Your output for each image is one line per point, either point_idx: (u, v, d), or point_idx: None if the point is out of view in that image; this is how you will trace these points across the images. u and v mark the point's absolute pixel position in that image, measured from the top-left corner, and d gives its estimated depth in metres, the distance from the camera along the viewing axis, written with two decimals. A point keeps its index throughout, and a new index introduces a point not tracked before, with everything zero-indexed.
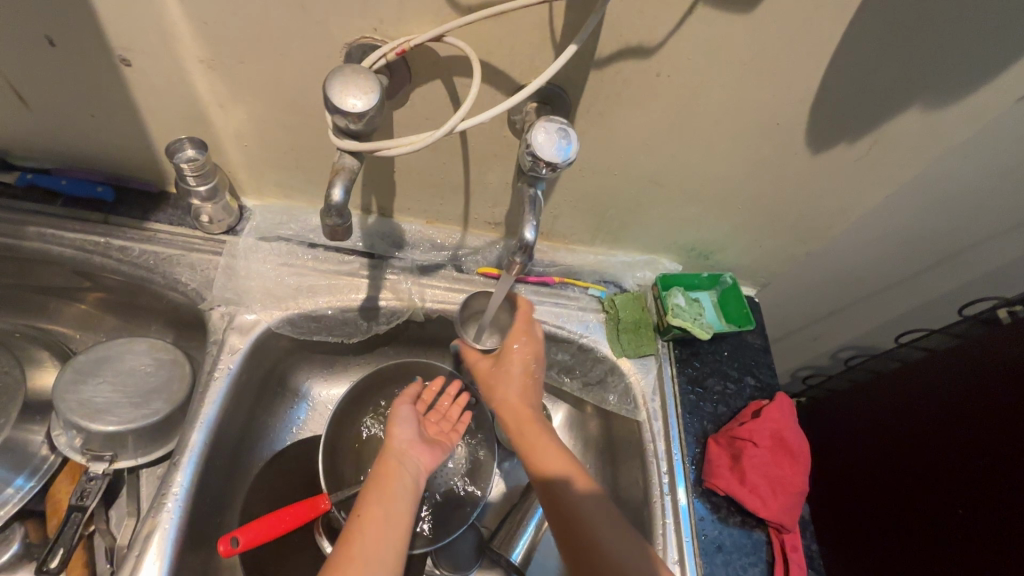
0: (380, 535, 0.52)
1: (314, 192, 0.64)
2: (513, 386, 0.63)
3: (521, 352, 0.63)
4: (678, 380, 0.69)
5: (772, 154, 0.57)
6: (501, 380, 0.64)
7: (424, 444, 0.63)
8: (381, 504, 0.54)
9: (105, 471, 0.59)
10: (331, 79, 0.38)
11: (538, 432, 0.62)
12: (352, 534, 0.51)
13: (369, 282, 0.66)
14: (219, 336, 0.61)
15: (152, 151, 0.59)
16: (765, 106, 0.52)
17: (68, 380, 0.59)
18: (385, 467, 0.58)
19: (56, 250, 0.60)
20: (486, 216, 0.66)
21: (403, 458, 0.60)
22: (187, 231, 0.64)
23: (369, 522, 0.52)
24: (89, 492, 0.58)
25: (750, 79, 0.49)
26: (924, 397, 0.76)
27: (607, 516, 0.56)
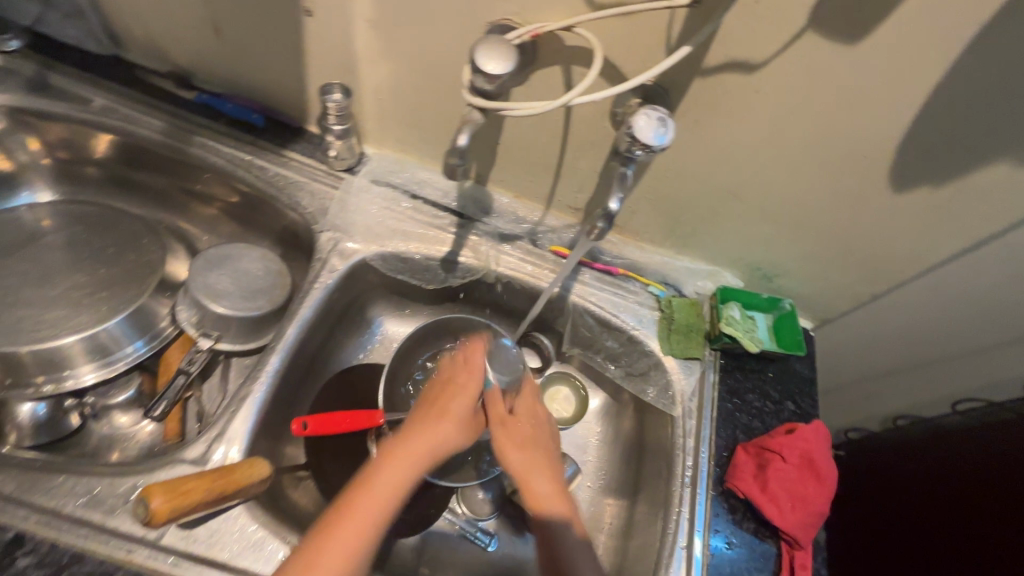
0: (366, 541, 0.50)
1: (425, 150, 0.73)
2: (527, 454, 0.62)
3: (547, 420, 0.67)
4: (718, 387, 0.72)
5: (852, 187, 0.60)
6: (518, 440, 0.62)
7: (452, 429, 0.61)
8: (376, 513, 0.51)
9: (209, 348, 0.70)
10: (478, 45, 0.46)
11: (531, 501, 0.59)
12: (337, 541, 0.48)
13: (454, 239, 0.74)
14: (323, 256, 0.69)
15: (303, 91, 0.70)
16: (852, 138, 0.55)
17: (199, 266, 0.70)
18: (389, 476, 0.53)
19: (210, 159, 0.71)
20: (569, 200, 0.73)
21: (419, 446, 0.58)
22: (314, 163, 0.74)
23: (358, 531, 0.49)
24: (195, 361, 0.69)
25: (842, 108, 0.53)
26: (949, 466, 0.74)
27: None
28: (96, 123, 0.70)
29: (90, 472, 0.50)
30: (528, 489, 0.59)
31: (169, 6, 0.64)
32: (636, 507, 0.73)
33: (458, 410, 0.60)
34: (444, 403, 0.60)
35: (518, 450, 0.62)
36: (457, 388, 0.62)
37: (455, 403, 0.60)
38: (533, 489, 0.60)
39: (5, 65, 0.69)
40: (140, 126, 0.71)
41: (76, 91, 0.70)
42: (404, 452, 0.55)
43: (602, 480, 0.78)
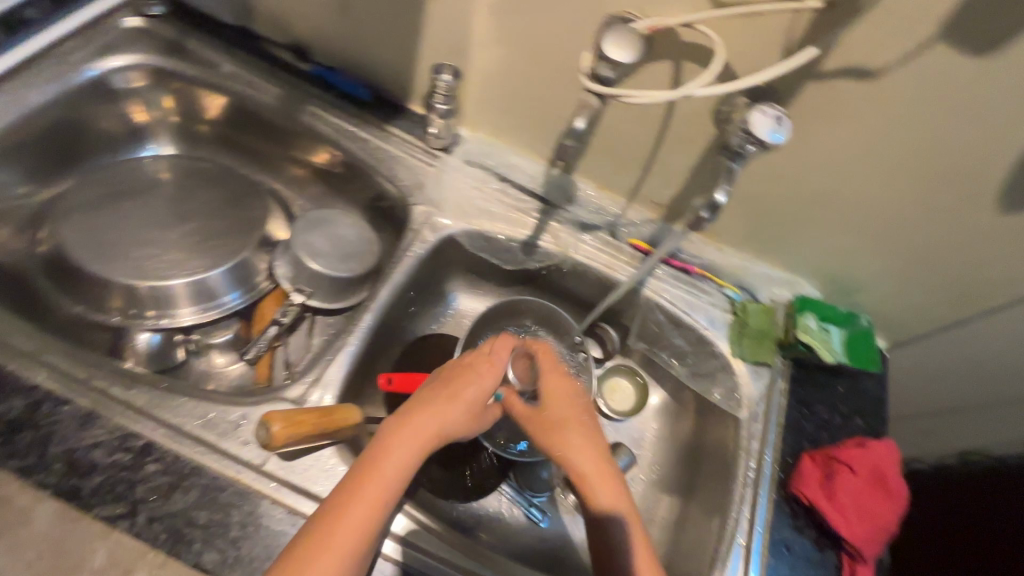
0: (369, 530, 0.46)
1: (519, 136, 0.75)
2: (570, 436, 0.59)
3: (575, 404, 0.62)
4: (786, 395, 0.73)
5: (954, 204, 0.59)
6: (555, 425, 0.60)
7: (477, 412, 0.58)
8: (379, 510, 0.47)
9: (300, 303, 0.74)
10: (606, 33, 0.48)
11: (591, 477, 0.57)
12: (335, 541, 0.45)
13: (536, 223, 0.77)
14: (416, 227, 0.73)
15: (412, 70, 0.74)
16: (964, 154, 0.55)
17: (300, 226, 0.75)
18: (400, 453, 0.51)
19: (319, 127, 0.76)
20: (654, 196, 0.74)
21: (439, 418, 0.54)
22: (412, 139, 0.78)
23: (363, 512, 0.46)
24: (287, 313, 0.74)
25: (958, 122, 0.52)
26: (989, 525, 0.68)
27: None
28: (222, 86, 0.76)
29: (208, 398, 0.55)
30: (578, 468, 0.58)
31: None
32: (691, 503, 0.73)
33: (467, 395, 0.56)
34: (456, 386, 0.57)
35: (551, 431, 0.60)
36: (477, 364, 0.60)
37: (484, 379, 0.58)
38: (576, 467, 0.58)
39: (148, 27, 0.76)
40: (259, 92, 0.76)
41: (207, 55, 0.76)
42: (400, 442, 0.51)
43: (657, 475, 0.79)
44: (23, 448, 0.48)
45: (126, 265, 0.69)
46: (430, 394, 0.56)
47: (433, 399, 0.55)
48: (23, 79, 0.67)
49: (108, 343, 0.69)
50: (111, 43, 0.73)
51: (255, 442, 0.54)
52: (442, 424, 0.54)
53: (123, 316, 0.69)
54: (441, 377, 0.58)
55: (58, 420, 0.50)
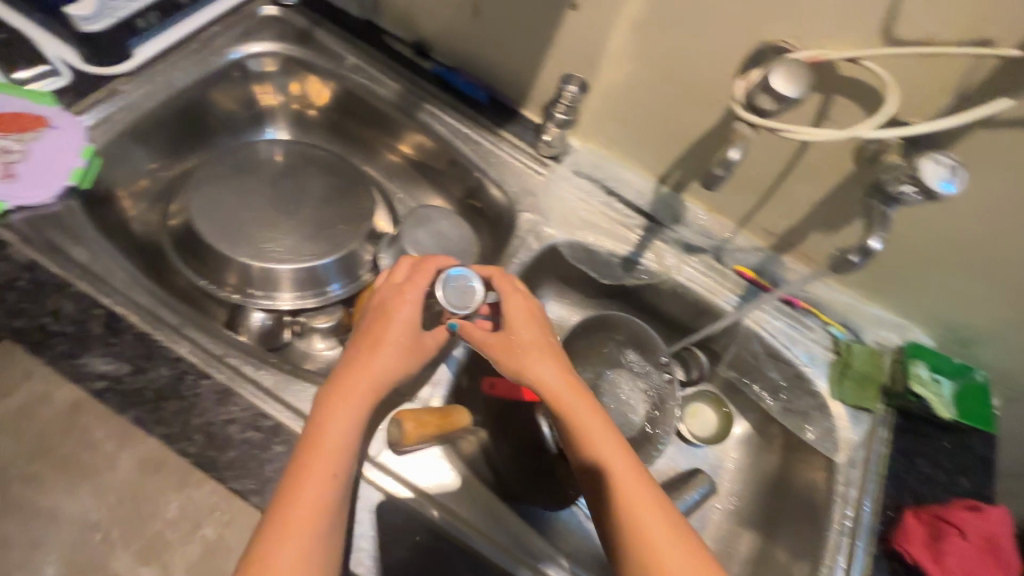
0: (333, 492, 0.46)
1: (633, 151, 0.74)
2: (535, 355, 0.56)
3: (516, 318, 0.59)
4: (889, 444, 0.70)
5: None
6: (518, 347, 0.56)
7: (407, 349, 0.56)
8: (332, 473, 0.47)
9: None
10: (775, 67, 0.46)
11: (569, 398, 0.54)
12: (295, 514, 0.44)
13: (640, 240, 0.76)
14: (523, 235, 0.74)
15: (533, 77, 0.74)
16: None
17: (410, 222, 0.77)
18: (344, 411, 0.50)
19: (434, 126, 0.78)
20: (768, 224, 0.72)
21: (371, 363, 0.53)
22: (523, 145, 0.78)
23: (320, 476, 0.46)
24: None
25: None
26: None
27: (680, 538, 0.47)
28: (346, 78, 0.78)
29: None
30: (546, 386, 0.54)
31: None
32: (773, 542, 0.72)
33: (390, 338, 0.55)
34: (378, 337, 0.55)
35: (514, 350, 0.56)
36: (391, 302, 0.58)
37: (401, 315, 0.57)
38: (546, 385, 0.54)
39: (282, 16, 0.78)
40: (381, 87, 0.78)
41: (333, 47, 0.78)
42: (331, 403, 0.50)
43: (734, 507, 0.78)
44: (170, 416, 0.51)
45: (245, 245, 0.72)
46: (354, 354, 0.54)
47: (360, 352, 0.54)
48: (172, 60, 0.70)
49: (226, 318, 0.72)
50: (249, 30, 0.76)
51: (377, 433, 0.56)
52: (378, 367, 0.53)
53: (241, 295, 0.72)
54: (360, 335, 0.56)
55: (198, 393, 0.53)
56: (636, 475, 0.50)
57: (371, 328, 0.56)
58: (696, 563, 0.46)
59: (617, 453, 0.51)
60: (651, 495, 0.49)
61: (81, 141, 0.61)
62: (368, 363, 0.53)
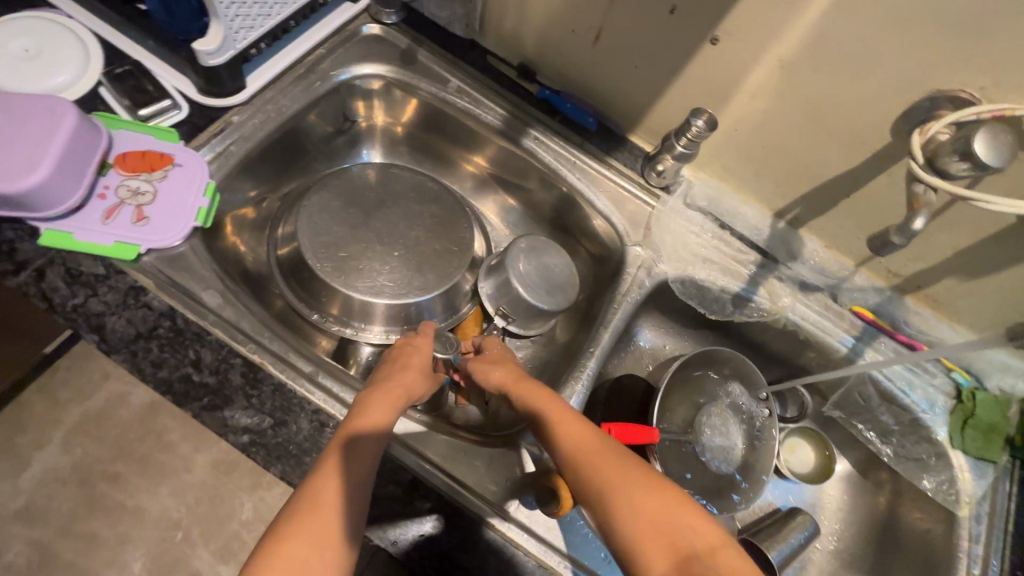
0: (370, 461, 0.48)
1: (752, 184, 0.71)
2: (499, 361, 0.64)
3: (495, 344, 0.68)
4: (1015, 499, 0.67)
5: None
6: (487, 359, 0.64)
7: (427, 372, 0.60)
8: (364, 438, 0.49)
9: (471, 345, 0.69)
10: (986, 127, 0.45)
11: (520, 380, 0.60)
12: (336, 462, 0.46)
13: (752, 277, 0.73)
14: (633, 271, 0.72)
15: (649, 106, 0.70)
16: None
17: (514, 252, 0.75)
18: (380, 404, 0.53)
19: (540, 153, 0.75)
20: (895, 266, 0.69)
21: (400, 377, 0.57)
22: (632, 174, 0.75)
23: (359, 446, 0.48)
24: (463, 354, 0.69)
25: None
26: None
27: (633, 466, 0.49)
28: (451, 102, 0.75)
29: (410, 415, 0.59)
30: (501, 375, 0.61)
31: (561, 9, 0.67)
32: None
33: (415, 361, 0.60)
34: (405, 360, 0.60)
35: (482, 360, 0.64)
36: (406, 340, 0.64)
37: (421, 347, 0.63)
38: (496, 375, 0.61)
39: (383, 35, 0.76)
40: (485, 112, 0.75)
41: (437, 70, 0.76)
42: (370, 394, 0.53)
43: (837, 547, 0.75)
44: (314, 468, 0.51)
45: (352, 275, 0.71)
46: (381, 373, 0.58)
47: (388, 371, 0.59)
48: (281, 87, 0.69)
49: (333, 348, 0.73)
50: (353, 51, 0.74)
51: (500, 483, 0.58)
52: (408, 377, 0.58)
53: (352, 329, 0.73)
54: (387, 362, 0.61)
55: None
56: (572, 418, 0.54)
57: (388, 357, 0.61)
58: (638, 473, 0.48)
59: (554, 404, 0.55)
60: (591, 432, 0.52)
61: (204, 178, 0.60)
62: (403, 378, 0.57)
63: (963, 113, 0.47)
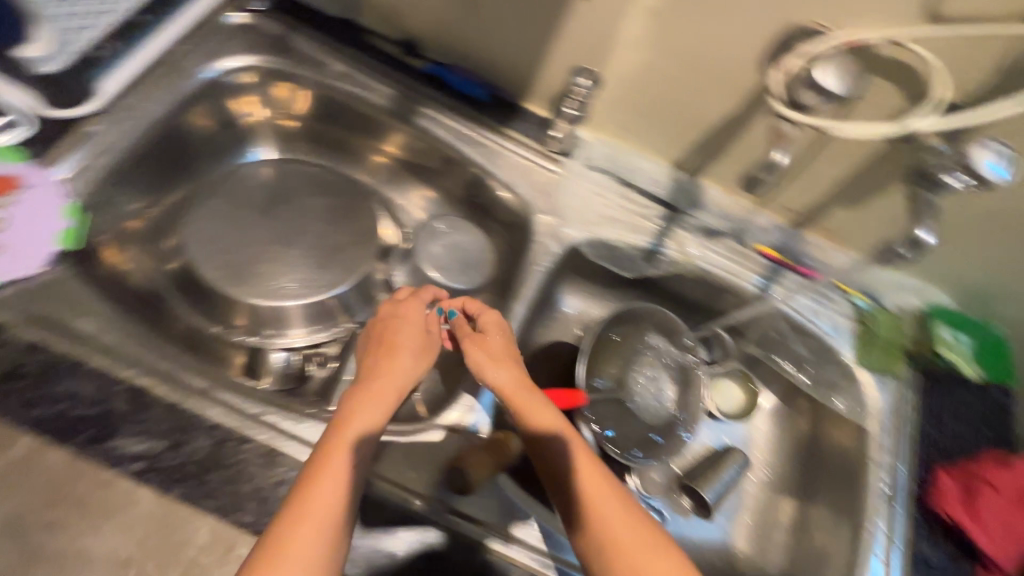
0: (350, 485, 0.46)
1: (647, 139, 0.72)
2: (500, 358, 0.58)
3: (494, 322, 0.62)
4: (917, 406, 0.72)
5: None
6: (487, 350, 0.59)
7: (419, 354, 0.58)
8: (352, 466, 0.47)
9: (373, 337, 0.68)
10: (817, 62, 0.47)
11: (531, 402, 0.56)
12: (315, 491, 0.45)
13: (660, 231, 0.74)
14: (541, 239, 0.71)
15: (536, 69, 0.69)
16: None
17: (422, 238, 0.73)
18: (363, 416, 0.51)
19: (435, 131, 0.73)
20: (790, 202, 0.71)
21: (385, 370, 0.55)
22: (530, 142, 0.74)
23: (337, 469, 0.46)
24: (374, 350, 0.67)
25: None
26: None
27: (640, 520, 0.50)
28: (334, 87, 0.72)
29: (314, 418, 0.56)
30: (504, 383, 0.57)
31: None
32: (813, 508, 0.74)
33: (405, 344, 0.58)
34: (392, 341, 0.58)
35: (480, 350, 0.59)
36: (398, 317, 0.61)
37: (409, 326, 0.60)
38: (501, 385, 0.56)
39: (251, 23, 0.72)
40: (371, 93, 0.72)
41: (315, 55, 0.72)
42: (354, 397, 0.52)
43: (769, 476, 0.79)
44: (217, 488, 0.49)
45: (257, 285, 0.69)
46: (372, 361, 0.57)
47: (377, 359, 0.57)
48: (143, 91, 0.64)
49: (245, 365, 0.68)
50: (220, 43, 0.70)
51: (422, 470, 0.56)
52: (395, 366, 0.56)
53: (270, 337, 0.69)
54: (372, 342, 0.59)
55: (244, 459, 0.51)
56: (589, 461, 0.53)
57: (380, 338, 0.59)
58: (646, 531, 0.49)
59: (569, 443, 0.54)
60: (605, 477, 0.52)
61: (64, 198, 0.58)
62: (391, 370, 0.55)
63: (815, 45, 0.48)
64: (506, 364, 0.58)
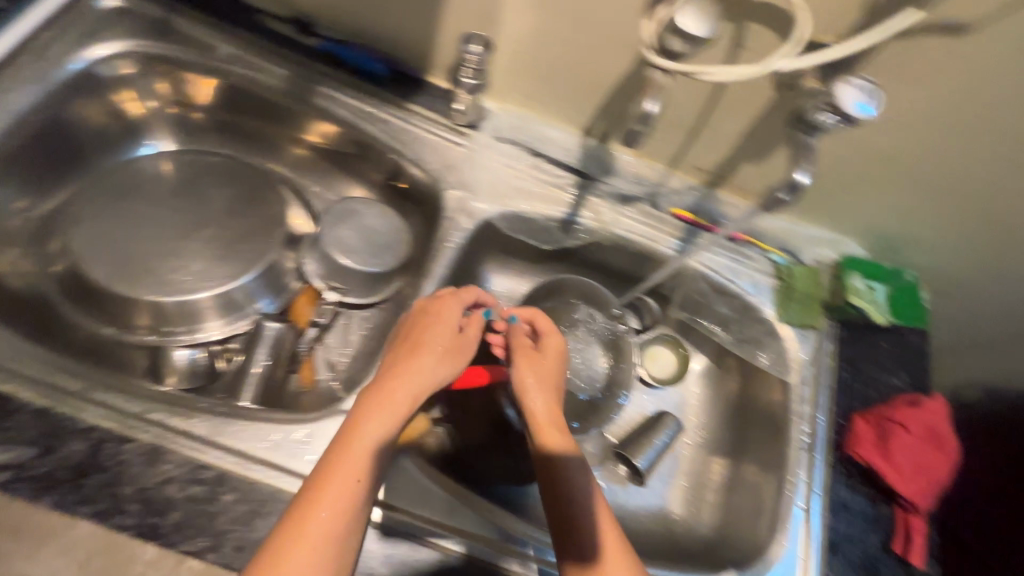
0: (353, 503, 0.44)
1: (552, 106, 0.71)
2: (549, 385, 0.59)
3: (556, 348, 0.62)
4: (836, 356, 0.73)
5: (1007, 153, 0.59)
6: (535, 372, 0.59)
7: (452, 358, 0.56)
8: (359, 480, 0.45)
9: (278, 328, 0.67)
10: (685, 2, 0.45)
11: (553, 437, 0.55)
12: (320, 508, 0.43)
13: (574, 199, 0.73)
14: (451, 214, 0.70)
15: (432, 39, 0.68)
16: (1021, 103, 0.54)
17: (328, 222, 0.71)
18: (376, 424, 0.48)
19: (334, 110, 0.70)
20: (698, 161, 0.71)
21: (407, 372, 0.52)
22: (435, 117, 0.72)
23: (343, 485, 0.44)
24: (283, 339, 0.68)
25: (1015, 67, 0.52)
26: None
27: None
28: (224, 69, 0.69)
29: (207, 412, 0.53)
30: (536, 408, 0.57)
31: None
32: (743, 465, 0.74)
33: (432, 345, 0.55)
34: (417, 340, 0.56)
35: (530, 370, 0.59)
36: (432, 315, 0.58)
37: (436, 324, 0.57)
38: (538, 411, 0.56)
39: (131, 6, 0.68)
40: (264, 75, 0.69)
41: (202, 37, 0.69)
42: (370, 401, 0.49)
43: (703, 438, 0.79)
44: (95, 492, 0.46)
45: (154, 281, 0.65)
46: (394, 359, 0.54)
47: (403, 357, 0.54)
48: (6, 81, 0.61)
49: (147, 366, 0.65)
50: (97, 28, 0.66)
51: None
52: (416, 366, 0.53)
53: (187, 331, 0.67)
54: (403, 335, 0.57)
55: (123, 460, 0.48)
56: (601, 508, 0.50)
57: (413, 334, 0.57)
58: None
59: (584, 484, 0.52)
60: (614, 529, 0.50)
61: None
62: (411, 371, 0.52)
63: None
64: (548, 391, 0.58)
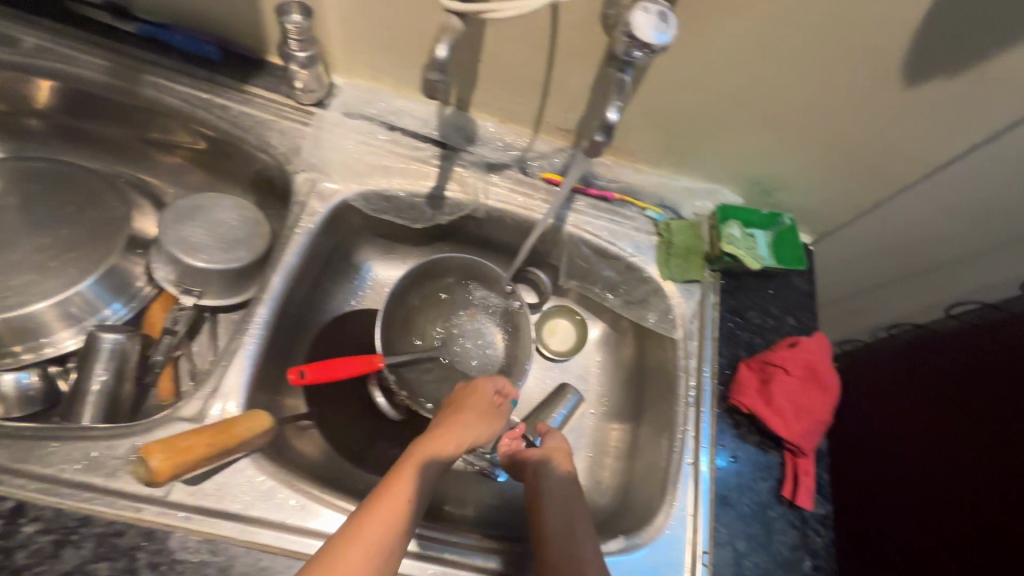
0: (397, 529, 0.45)
1: (401, 76, 0.67)
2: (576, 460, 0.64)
3: None
4: (719, 307, 0.72)
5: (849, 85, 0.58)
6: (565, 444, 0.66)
7: (489, 419, 0.62)
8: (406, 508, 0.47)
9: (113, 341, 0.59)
10: None
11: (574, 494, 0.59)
12: (369, 531, 0.44)
13: (439, 172, 0.69)
14: (302, 199, 0.65)
15: (257, 14, 0.63)
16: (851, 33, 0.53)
17: (169, 220, 0.65)
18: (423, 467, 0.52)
19: (163, 98, 0.64)
20: (559, 121, 0.68)
21: (455, 428, 0.58)
22: (280, 98, 0.68)
23: (391, 513, 0.46)
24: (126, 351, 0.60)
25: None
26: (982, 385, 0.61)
27: None
28: (29, 64, 0.62)
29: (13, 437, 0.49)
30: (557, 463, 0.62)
31: None
32: (639, 428, 0.73)
33: (476, 406, 0.62)
34: (463, 401, 0.63)
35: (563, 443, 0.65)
36: (476, 385, 0.66)
37: (483, 392, 0.64)
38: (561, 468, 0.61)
39: None
40: (77, 65, 0.63)
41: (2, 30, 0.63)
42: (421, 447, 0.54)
43: (603, 406, 0.77)
44: None
45: None
46: (442, 417, 0.60)
47: (452, 415, 0.60)
48: None
49: None
50: None
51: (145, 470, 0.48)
52: (461, 423, 0.59)
53: (33, 352, 0.62)
54: (452, 399, 0.64)
55: None
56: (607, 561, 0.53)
57: (460, 396, 0.64)
58: None
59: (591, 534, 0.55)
60: None
61: None
62: (459, 424, 0.59)
63: None
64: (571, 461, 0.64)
